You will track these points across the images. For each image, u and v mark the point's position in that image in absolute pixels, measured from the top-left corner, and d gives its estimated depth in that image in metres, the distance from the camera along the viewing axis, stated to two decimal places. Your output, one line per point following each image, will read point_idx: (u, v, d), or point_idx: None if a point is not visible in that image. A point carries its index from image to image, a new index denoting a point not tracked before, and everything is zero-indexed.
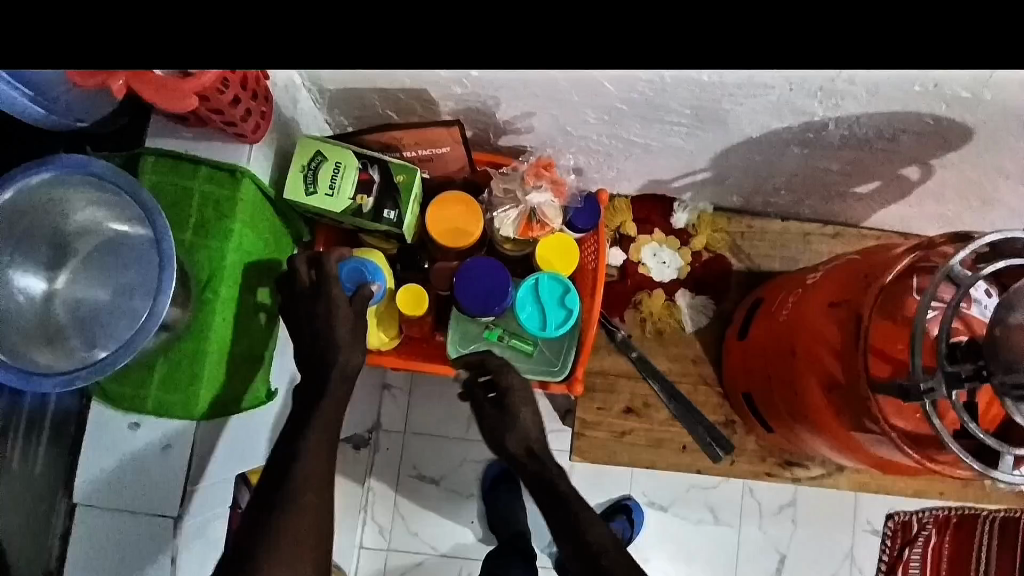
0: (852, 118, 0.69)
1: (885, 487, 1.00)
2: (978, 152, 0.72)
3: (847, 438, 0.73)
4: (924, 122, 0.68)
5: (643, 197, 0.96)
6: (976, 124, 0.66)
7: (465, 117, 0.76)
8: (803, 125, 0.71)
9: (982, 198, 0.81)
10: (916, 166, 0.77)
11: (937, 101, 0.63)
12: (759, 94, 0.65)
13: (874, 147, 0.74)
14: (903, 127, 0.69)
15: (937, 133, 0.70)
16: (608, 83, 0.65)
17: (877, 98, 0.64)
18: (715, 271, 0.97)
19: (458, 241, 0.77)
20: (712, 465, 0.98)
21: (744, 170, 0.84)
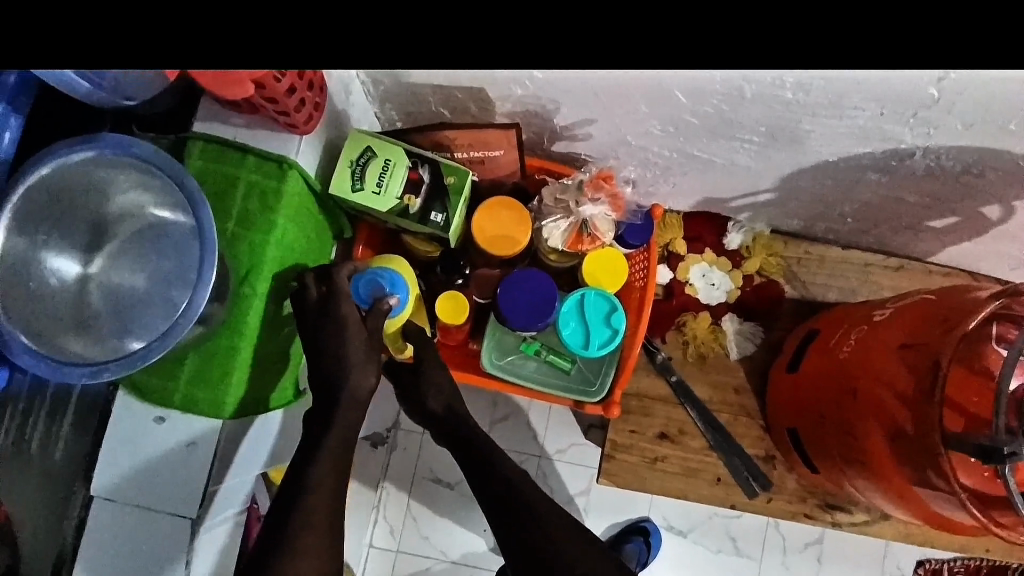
0: (942, 149, 0.64)
1: (930, 538, 0.94)
2: None
3: (907, 492, 0.68)
4: (1023, 159, 0.62)
5: (696, 214, 0.91)
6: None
7: (521, 120, 0.73)
8: (887, 151, 0.66)
9: None
10: (1001, 204, 0.71)
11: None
12: (845, 115, 0.60)
13: (959, 181, 0.68)
14: (999, 163, 0.64)
15: None
16: (681, 95, 0.61)
17: (976, 130, 0.59)
18: (767, 297, 0.92)
19: (504, 250, 0.73)
20: (747, 500, 0.93)
21: (810, 193, 0.79)
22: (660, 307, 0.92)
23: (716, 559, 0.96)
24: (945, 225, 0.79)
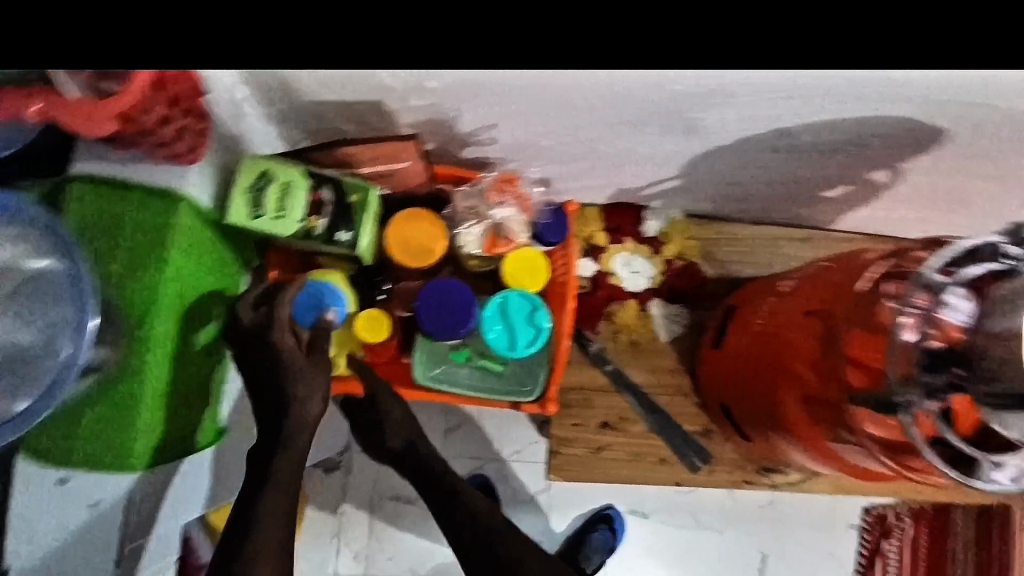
0: (821, 124, 0.67)
1: (861, 488, 0.99)
2: (947, 156, 0.71)
3: (825, 449, 0.72)
4: (893, 127, 0.66)
5: (614, 205, 0.93)
6: (950, 126, 0.65)
7: (426, 129, 0.72)
8: (774, 131, 0.69)
9: (951, 201, 0.80)
10: (884, 170, 0.76)
11: (910, 104, 0.61)
12: (729, 100, 0.63)
13: (848, 153, 0.72)
14: (874, 132, 0.68)
15: (907, 138, 0.68)
16: (572, 92, 0.62)
17: (846, 105, 0.63)
18: (690, 277, 0.95)
19: (421, 261, 0.73)
20: (692, 475, 0.97)
21: (714, 176, 0.82)
22: (590, 298, 0.94)
23: (680, 533, 0.99)
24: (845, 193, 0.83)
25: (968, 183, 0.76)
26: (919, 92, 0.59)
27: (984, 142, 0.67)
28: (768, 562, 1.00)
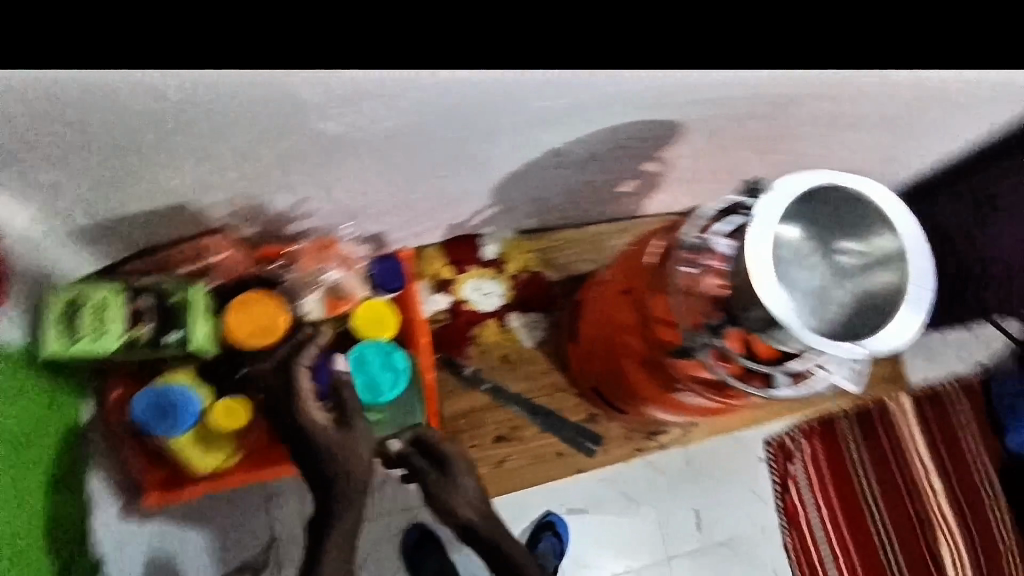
0: (581, 139, 0.79)
1: (732, 424, 1.14)
2: (696, 142, 0.86)
3: (670, 400, 0.83)
4: (639, 128, 0.80)
5: (453, 241, 1.01)
6: (682, 119, 0.79)
7: (241, 217, 0.77)
8: (548, 151, 0.81)
9: (722, 173, 0.96)
10: (653, 161, 0.90)
11: (638, 110, 0.75)
12: (495, 131, 0.74)
13: (617, 154, 0.85)
14: (627, 135, 0.81)
15: (654, 134, 0.82)
16: (350, 142, 0.70)
17: (591, 121, 0.75)
18: (535, 286, 1.06)
19: (265, 339, 0.77)
20: (590, 460, 1.05)
21: (524, 198, 0.93)
22: (451, 327, 1.03)
23: (625, 519, 1.09)
24: (637, 183, 0.96)
25: (723, 155, 0.91)
26: (637, 97, 0.72)
27: (713, 126, 0.82)
28: (702, 517, 1.14)
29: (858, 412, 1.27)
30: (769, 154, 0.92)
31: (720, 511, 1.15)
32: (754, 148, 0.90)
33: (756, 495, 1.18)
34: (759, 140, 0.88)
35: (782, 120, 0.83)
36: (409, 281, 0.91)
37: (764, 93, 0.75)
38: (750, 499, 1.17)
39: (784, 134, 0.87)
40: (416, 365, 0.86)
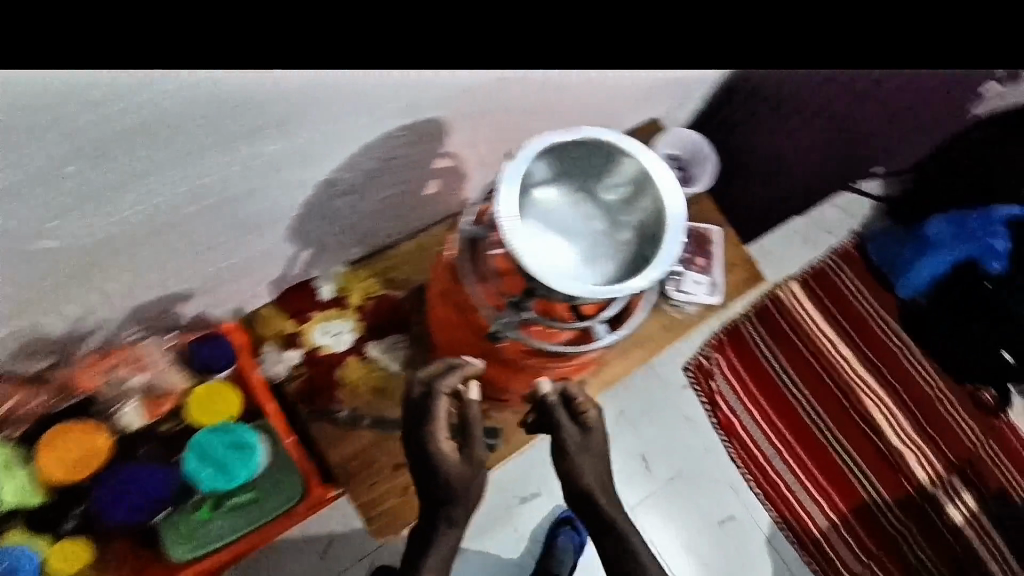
0: (344, 163, 0.84)
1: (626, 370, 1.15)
2: (468, 129, 0.91)
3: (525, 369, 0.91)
4: (402, 133, 0.84)
5: (283, 294, 1.02)
6: (438, 115, 0.84)
7: (27, 351, 0.87)
8: (318, 184, 0.85)
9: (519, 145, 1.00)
10: (444, 157, 0.94)
11: (377, 117, 0.79)
12: (244, 174, 0.78)
13: (394, 168, 0.89)
14: (395, 145, 0.86)
15: (422, 134, 0.87)
16: (100, 230, 0.75)
17: (335, 137, 0.80)
18: (382, 309, 1.06)
19: (84, 468, 0.92)
20: (494, 453, 1.05)
21: (331, 232, 0.97)
22: (312, 378, 1.01)
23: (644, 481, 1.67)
24: (440, 184, 1.00)
25: (500, 135, 0.97)
26: (359, 107, 0.76)
27: (474, 109, 0.87)
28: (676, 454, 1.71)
29: (745, 327, 1.87)
30: (550, 116, 0.97)
31: (680, 442, 1.72)
32: (526, 120, 0.95)
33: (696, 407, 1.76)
34: (530, 108, 0.93)
35: (540, 87, 0.88)
36: (239, 353, 1.01)
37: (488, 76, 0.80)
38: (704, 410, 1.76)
39: (551, 97, 0.92)
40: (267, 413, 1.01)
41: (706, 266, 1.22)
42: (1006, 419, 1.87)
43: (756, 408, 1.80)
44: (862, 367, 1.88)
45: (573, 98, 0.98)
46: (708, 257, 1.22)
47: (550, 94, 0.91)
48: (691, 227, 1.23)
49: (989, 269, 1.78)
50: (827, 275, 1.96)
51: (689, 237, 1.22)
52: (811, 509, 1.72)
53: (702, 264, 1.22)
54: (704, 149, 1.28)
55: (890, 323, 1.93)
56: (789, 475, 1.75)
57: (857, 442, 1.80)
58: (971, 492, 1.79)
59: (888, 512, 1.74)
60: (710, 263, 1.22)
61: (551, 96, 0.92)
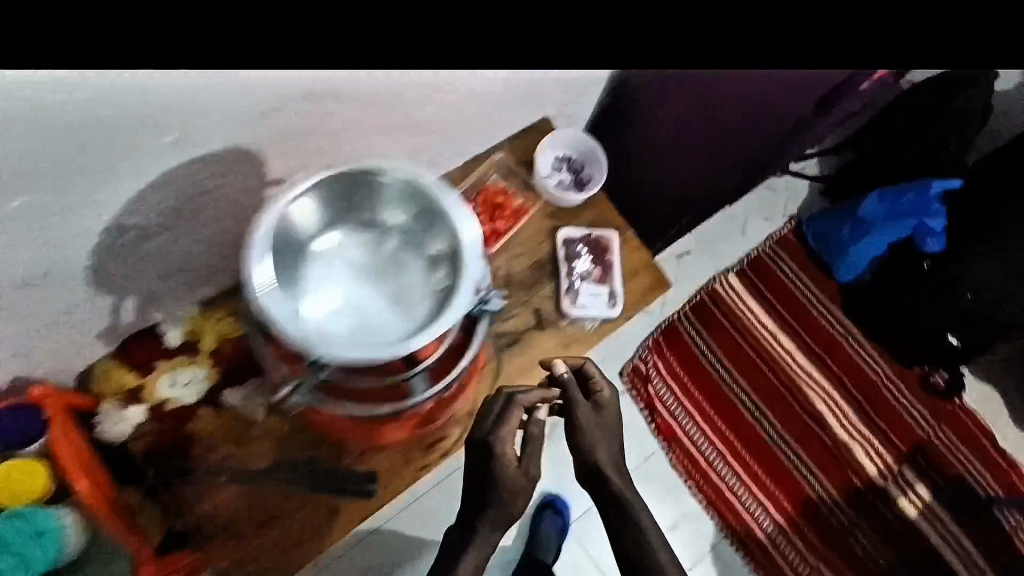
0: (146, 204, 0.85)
1: None
2: (287, 152, 0.91)
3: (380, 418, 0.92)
4: (208, 164, 0.86)
5: (129, 344, 1.01)
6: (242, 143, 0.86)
7: None
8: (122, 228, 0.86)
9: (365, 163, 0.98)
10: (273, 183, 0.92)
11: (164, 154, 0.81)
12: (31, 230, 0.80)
13: (203, 205, 0.89)
14: (206, 176, 0.87)
15: (233, 163, 0.87)
16: None
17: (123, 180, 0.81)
18: (235, 354, 1.00)
19: None
20: (372, 503, 0.95)
21: (164, 272, 0.96)
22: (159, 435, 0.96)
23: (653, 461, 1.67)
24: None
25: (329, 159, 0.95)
26: (127, 142, 0.77)
27: (283, 134, 0.88)
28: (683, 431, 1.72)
29: (683, 326, 1.80)
30: (387, 134, 0.96)
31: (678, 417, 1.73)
32: (350, 143, 0.93)
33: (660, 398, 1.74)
34: (361, 126, 0.91)
35: (354, 107, 0.88)
36: (55, 417, 0.94)
37: (271, 101, 0.81)
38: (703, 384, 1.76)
39: (376, 112, 0.91)
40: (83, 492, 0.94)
41: (608, 276, 1.14)
42: (958, 402, 1.83)
43: (697, 412, 1.73)
44: (805, 359, 1.82)
45: (406, 116, 0.95)
46: (609, 266, 1.14)
47: (368, 111, 0.89)
48: (589, 234, 1.15)
49: (927, 248, 1.66)
50: (765, 264, 1.90)
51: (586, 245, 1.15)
52: (757, 512, 1.67)
53: (603, 274, 1.14)
54: (596, 145, 1.19)
55: (832, 310, 1.88)
56: (735, 480, 1.69)
57: (803, 439, 1.74)
58: (923, 480, 1.75)
59: (835, 508, 1.69)
60: (612, 272, 1.14)
61: (377, 110, 0.90)
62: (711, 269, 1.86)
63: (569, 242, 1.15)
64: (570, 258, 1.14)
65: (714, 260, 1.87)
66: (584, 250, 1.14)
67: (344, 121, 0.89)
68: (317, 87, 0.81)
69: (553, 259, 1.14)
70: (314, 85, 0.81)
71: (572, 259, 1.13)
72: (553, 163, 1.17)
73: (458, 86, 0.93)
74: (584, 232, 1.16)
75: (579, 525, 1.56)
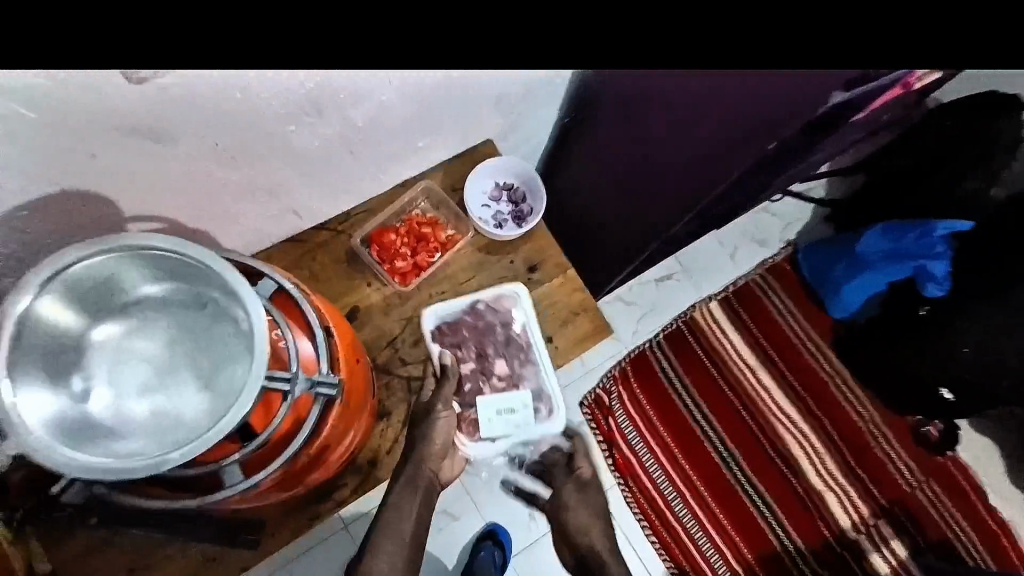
0: None
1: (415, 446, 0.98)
2: (156, 194, 0.77)
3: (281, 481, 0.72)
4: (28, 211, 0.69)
5: None
6: (91, 187, 0.71)
7: None
8: None
9: (265, 191, 0.89)
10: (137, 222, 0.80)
11: None
12: None
13: (39, 246, 0.74)
14: (32, 226, 0.71)
15: (77, 207, 0.72)
16: None
17: None
18: None
19: None
20: (253, 554, 0.91)
21: None
22: (35, 476, 0.89)
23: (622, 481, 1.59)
24: None
25: (201, 195, 0.82)
26: None
27: (144, 178, 0.73)
28: (667, 437, 1.64)
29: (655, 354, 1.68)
30: (280, 160, 0.84)
31: (661, 426, 1.65)
32: (232, 175, 0.81)
33: (627, 418, 1.64)
34: (242, 156, 0.79)
35: (231, 140, 0.75)
36: None
37: (96, 146, 0.66)
38: (686, 393, 1.67)
39: (260, 144, 0.79)
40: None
41: (522, 356, 1.07)
42: (951, 457, 1.69)
43: (660, 447, 1.63)
44: (787, 398, 1.69)
45: (302, 148, 0.84)
46: (519, 343, 1.06)
47: (244, 145, 0.77)
48: (476, 305, 1.05)
49: (927, 293, 1.51)
50: (752, 295, 1.75)
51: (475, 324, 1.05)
52: (714, 559, 1.58)
53: (514, 359, 1.07)
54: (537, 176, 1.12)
55: (822, 347, 1.73)
56: (696, 525, 1.59)
57: (773, 485, 1.63)
58: (901, 538, 1.62)
59: (801, 562, 1.59)
60: (526, 348, 1.06)
61: (263, 144, 0.79)
62: (692, 296, 1.73)
63: (450, 328, 1.04)
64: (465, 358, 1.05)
65: (696, 286, 1.74)
66: (476, 336, 1.06)
67: (222, 156, 0.77)
68: (149, 125, 0.66)
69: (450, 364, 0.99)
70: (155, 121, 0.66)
71: (467, 357, 1.05)
72: (490, 193, 1.12)
73: (358, 116, 0.84)
74: (470, 301, 1.05)
75: (520, 558, 1.47)
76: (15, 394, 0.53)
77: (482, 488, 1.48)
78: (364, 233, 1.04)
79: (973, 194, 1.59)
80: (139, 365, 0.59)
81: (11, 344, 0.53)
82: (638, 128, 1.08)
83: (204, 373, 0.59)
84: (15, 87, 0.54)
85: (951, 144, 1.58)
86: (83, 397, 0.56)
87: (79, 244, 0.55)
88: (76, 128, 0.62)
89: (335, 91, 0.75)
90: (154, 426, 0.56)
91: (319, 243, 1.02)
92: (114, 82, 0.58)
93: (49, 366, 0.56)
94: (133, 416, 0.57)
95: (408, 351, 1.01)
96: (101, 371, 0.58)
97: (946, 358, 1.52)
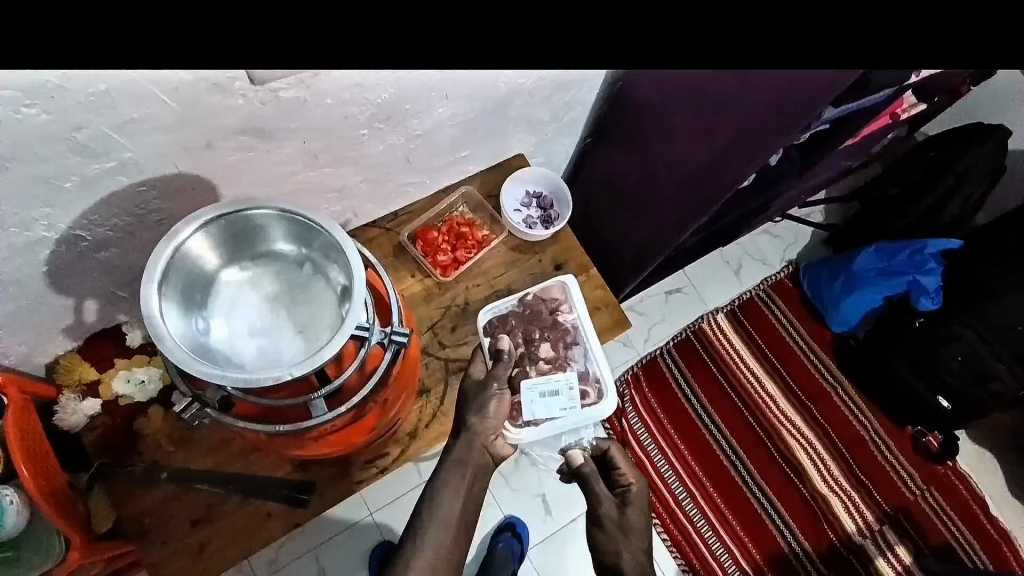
0: (83, 223, 0.83)
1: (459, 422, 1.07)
2: (246, 183, 0.91)
3: (352, 422, 0.84)
4: (145, 186, 0.82)
5: (91, 345, 1.07)
6: (199, 171, 0.84)
7: None
8: (63, 243, 0.85)
9: (332, 189, 1.03)
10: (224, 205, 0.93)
11: (105, 175, 0.78)
12: None
13: (145, 220, 0.88)
14: (144, 200, 0.85)
15: (181, 187, 0.86)
16: None
17: (69, 205, 0.80)
18: None
19: None
20: (305, 511, 1.00)
21: (123, 282, 0.98)
22: (110, 431, 1.04)
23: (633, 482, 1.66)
24: None
25: (281, 186, 0.95)
26: (61, 165, 0.74)
27: (239, 167, 0.87)
28: (676, 440, 1.72)
29: (664, 361, 1.78)
30: (349, 161, 0.98)
31: (672, 429, 1.73)
32: (310, 171, 0.95)
33: (639, 420, 1.73)
34: (321, 155, 0.93)
35: (315, 140, 0.89)
36: (19, 399, 0.95)
37: (212, 137, 0.80)
38: (695, 398, 1.76)
39: (337, 145, 0.92)
40: (24, 481, 0.90)
41: (568, 338, 1.11)
42: (951, 466, 1.75)
43: (670, 449, 1.71)
44: (790, 406, 1.78)
45: (371, 151, 0.98)
46: (565, 328, 1.11)
47: (325, 147, 0.91)
48: (525, 297, 1.13)
49: (919, 307, 1.62)
50: (757, 308, 1.86)
51: (523, 313, 1.11)
52: (723, 558, 1.63)
53: (559, 343, 1.10)
54: (563, 182, 1.25)
55: (822, 358, 1.83)
56: (706, 525, 1.66)
57: (779, 488, 1.70)
58: (905, 544, 1.67)
59: (808, 564, 1.64)
60: (572, 332, 1.11)
61: (339, 146, 0.93)
62: (699, 308, 1.84)
63: (500, 322, 1.11)
64: (514, 344, 1.07)
65: (703, 299, 1.85)
66: (523, 323, 1.10)
67: (307, 152, 0.91)
68: (258, 124, 0.81)
69: (506, 348, 1.05)
70: (262, 120, 0.80)
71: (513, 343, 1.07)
72: (522, 200, 1.25)
73: (419, 127, 0.98)
74: (518, 296, 1.14)
75: (539, 550, 1.53)
76: (163, 313, 0.66)
77: (502, 483, 1.56)
78: (409, 232, 1.18)
79: (955, 218, 1.73)
80: (251, 311, 0.74)
81: (163, 273, 0.67)
82: (642, 139, 1.20)
83: (302, 322, 0.74)
84: (174, 85, 0.69)
85: (933, 169, 1.71)
86: (206, 328, 0.71)
87: (225, 201, 0.70)
88: (205, 122, 0.76)
89: (405, 103, 0.89)
90: (260, 359, 0.71)
91: (371, 238, 1.16)
92: (244, 88, 0.73)
93: (185, 297, 0.70)
94: (243, 348, 0.72)
95: (446, 336, 1.13)
96: (220, 309, 0.73)
97: (942, 367, 1.61)
